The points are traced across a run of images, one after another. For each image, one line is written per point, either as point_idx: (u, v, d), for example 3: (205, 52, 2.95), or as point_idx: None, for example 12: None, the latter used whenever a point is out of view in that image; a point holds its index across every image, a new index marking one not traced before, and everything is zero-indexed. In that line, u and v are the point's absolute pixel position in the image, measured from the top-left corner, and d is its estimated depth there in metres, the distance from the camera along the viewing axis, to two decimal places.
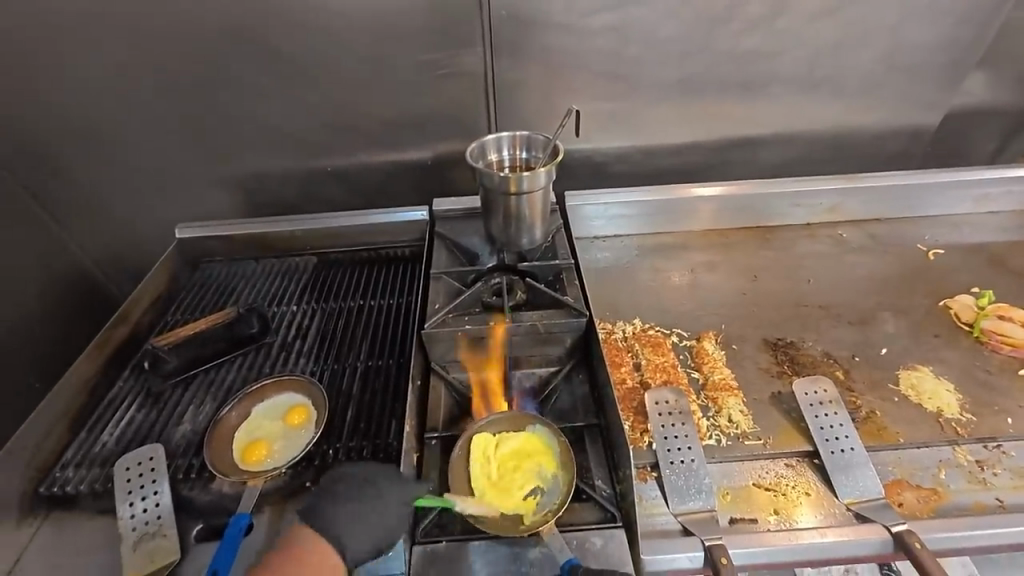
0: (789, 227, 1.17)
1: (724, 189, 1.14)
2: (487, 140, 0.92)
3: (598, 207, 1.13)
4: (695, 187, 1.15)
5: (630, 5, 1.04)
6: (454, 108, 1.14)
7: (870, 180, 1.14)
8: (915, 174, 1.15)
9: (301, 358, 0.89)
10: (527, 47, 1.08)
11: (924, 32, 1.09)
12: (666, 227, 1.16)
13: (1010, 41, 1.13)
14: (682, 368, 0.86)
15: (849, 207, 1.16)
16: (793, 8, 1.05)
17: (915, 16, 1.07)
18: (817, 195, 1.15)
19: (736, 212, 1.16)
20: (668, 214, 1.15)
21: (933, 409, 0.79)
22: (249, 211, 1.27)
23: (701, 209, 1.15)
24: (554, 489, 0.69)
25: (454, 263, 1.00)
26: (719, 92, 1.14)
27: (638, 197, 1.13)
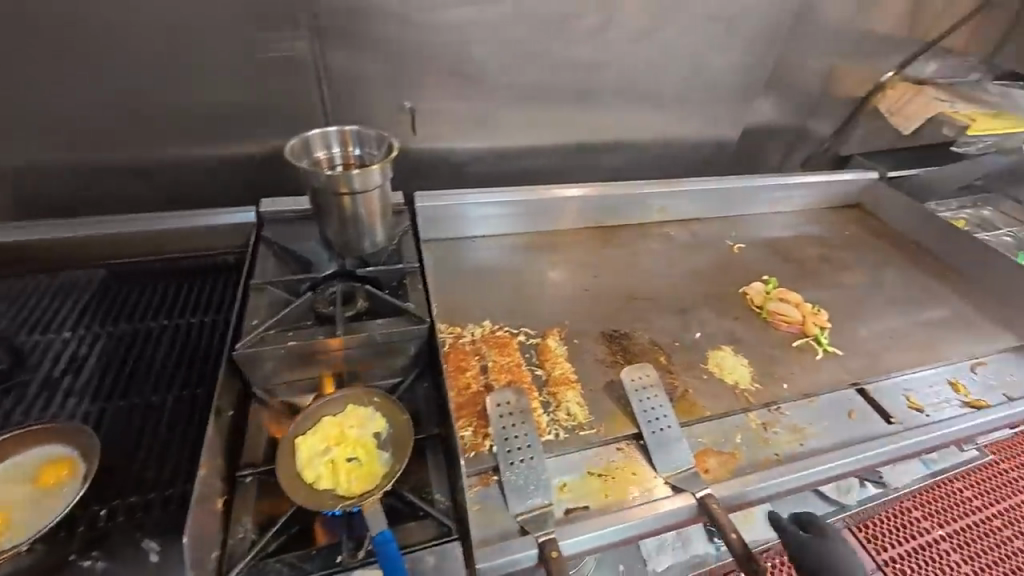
0: (629, 226, 1.28)
1: (592, 190, 1.21)
2: (311, 136, 0.82)
3: (478, 208, 1.13)
4: (566, 187, 1.20)
5: (465, 5, 1.03)
6: (284, 98, 1.03)
7: (688, 184, 1.31)
8: (723, 179, 1.34)
9: (70, 398, 0.71)
10: (359, 38, 1.00)
11: (721, 57, 1.27)
12: (545, 227, 1.20)
13: (782, 71, 1.38)
14: (527, 366, 0.87)
15: (674, 208, 1.31)
16: (616, 25, 1.14)
17: (714, 42, 1.23)
18: (648, 197, 1.27)
19: (607, 211, 1.25)
20: (546, 214, 1.19)
21: (729, 381, 0.91)
22: (8, 214, 0.99)
23: (569, 211, 1.21)
24: (373, 456, 0.69)
25: (285, 271, 0.89)
26: (561, 100, 1.20)
27: (518, 196, 1.15)
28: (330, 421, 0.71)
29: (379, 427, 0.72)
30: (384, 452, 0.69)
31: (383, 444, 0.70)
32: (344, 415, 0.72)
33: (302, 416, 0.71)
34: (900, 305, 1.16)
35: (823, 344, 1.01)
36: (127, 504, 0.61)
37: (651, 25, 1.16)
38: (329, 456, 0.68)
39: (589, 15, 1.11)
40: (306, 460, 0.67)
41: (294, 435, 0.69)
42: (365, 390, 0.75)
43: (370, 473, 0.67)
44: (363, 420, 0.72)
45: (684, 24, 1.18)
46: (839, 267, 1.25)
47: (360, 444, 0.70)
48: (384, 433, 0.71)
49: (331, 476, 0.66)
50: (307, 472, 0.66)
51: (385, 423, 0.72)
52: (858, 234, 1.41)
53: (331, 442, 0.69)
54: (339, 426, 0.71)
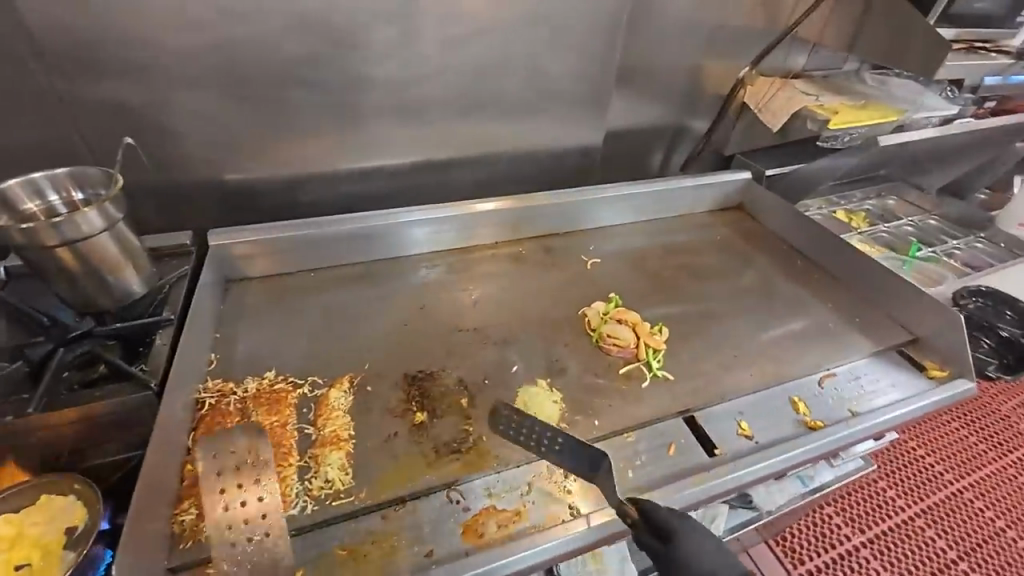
0: (474, 249, 1.19)
1: (504, 204, 1.18)
2: (9, 187, 0.69)
3: (374, 232, 1.09)
4: (479, 202, 1.17)
5: (232, 23, 0.92)
6: (36, 138, 0.91)
7: (539, 200, 1.22)
8: (577, 192, 1.26)
9: None
10: (102, 64, 0.88)
11: (556, 64, 1.20)
12: (457, 243, 1.18)
13: (632, 77, 1.35)
14: (296, 425, 0.77)
15: (528, 225, 1.23)
16: (424, 36, 1.06)
17: (543, 48, 1.16)
18: (493, 214, 1.18)
19: (519, 224, 1.22)
20: (461, 230, 1.17)
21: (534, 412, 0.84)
22: None
23: (480, 227, 1.18)
24: (51, 559, 0.59)
25: (12, 337, 0.77)
26: (380, 119, 1.12)
27: (434, 214, 1.13)
28: (7, 518, 0.61)
29: (68, 521, 0.62)
30: (66, 553, 0.60)
31: (70, 543, 0.60)
32: (27, 509, 0.62)
33: None
34: (750, 318, 1.10)
35: (653, 369, 0.93)
36: None
37: (465, 34, 1.09)
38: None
39: (390, 27, 1.02)
40: None
41: None
42: (63, 475, 0.64)
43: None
44: (50, 513, 0.62)
45: (503, 32, 1.11)
46: (693, 277, 1.20)
47: (39, 545, 0.60)
48: (72, 528, 0.61)
49: None
50: None
51: (77, 515, 0.62)
52: (725, 239, 1.35)
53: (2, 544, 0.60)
54: (16, 524, 0.61)
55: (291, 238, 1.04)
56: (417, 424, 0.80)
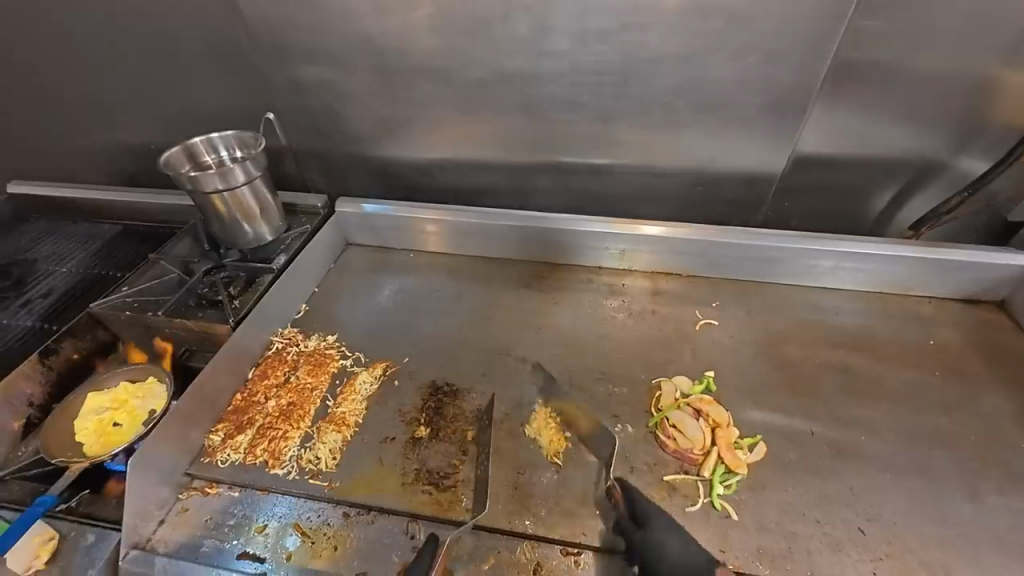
0: (575, 270, 1.07)
1: (672, 232, 0.99)
2: (195, 143, 0.92)
3: (503, 233, 1.05)
4: (643, 224, 1.00)
5: (382, 15, 0.98)
6: (249, 105, 1.17)
7: (708, 233, 0.98)
8: (742, 232, 0.98)
9: (27, 314, 0.98)
10: (291, 50, 1.06)
11: (723, 69, 0.94)
12: (592, 259, 1.05)
13: (849, 91, 0.95)
14: (323, 393, 0.83)
15: (663, 260, 1.02)
16: (559, 29, 0.95)
17: (707, 49, 0.93)
18: (647, 241, 1.00)
19: (677, 258, 1.01)
20: (606, 248, 1.03)
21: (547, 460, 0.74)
22: (99, 177, 1.38)
23: (638, 251, 1.02)
24: (128, 429, 0.77)
25: (189, 253, 1.02)
26: (506, 115, 1.07)
27: (587, 224, 1.02)
28: (125, 385, 0.82)
29: (150, 407, 0.79)
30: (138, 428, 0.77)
31: (145, 421, 0.78)
32: (137, 385, 0.82)
33: (111, 374, 0.83)
34: (924, 486, 0.71)
35: (712, 494, 0.69)
36: None
37: (608, 28, 0.93)
38: (107, 413, 0.79)
39: (523, 19, 0.95)
40: (87, 412, 0.79)
41: (94, 388, 0.82)
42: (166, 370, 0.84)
43: (113, 443, 0.75)
44: (150, 394, 0.81)
45: (656, 26, 0.92)
46: (852, 389, 0.83)
47: (127, 415, 0.78)
48: (151, 412, 0.79)
49: (88, 433, 0.76)
50: (78, 423, 0.78)
51: (156, 403, 0.80)
52: (943, 346, 0.89)
53: (112, 403, 0.80)
54: (126, 394, 0.81)
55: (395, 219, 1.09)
56: (415, 438, 0.77)
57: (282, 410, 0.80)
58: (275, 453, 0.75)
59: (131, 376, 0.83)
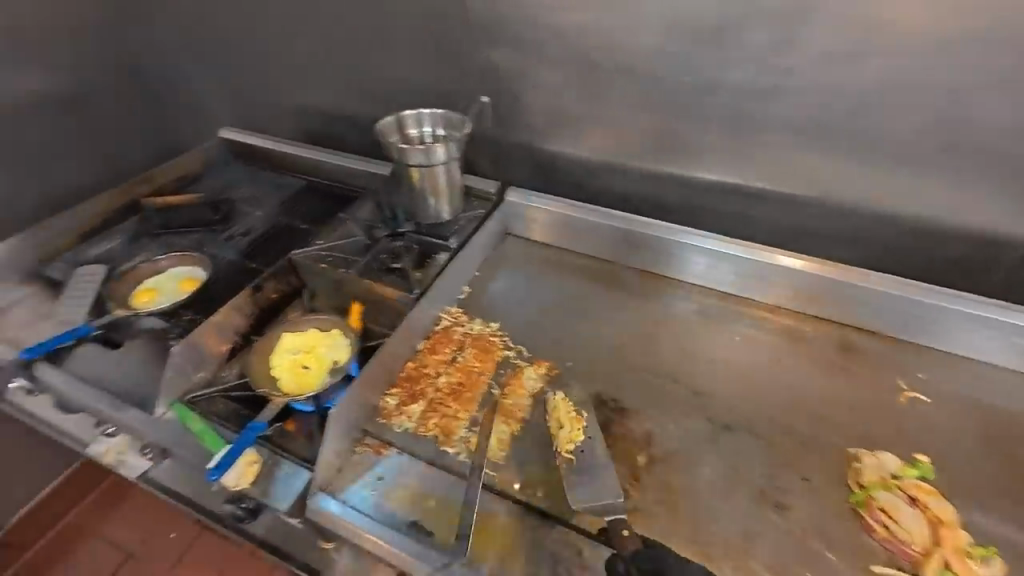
0: (698, 292, 1.01)
1: (812, 267, 0.92)
2: (407, 115, 0.96)
3: (629, 240, 1.04)
4: (777, 254, 0.94)
5: (607, 10, 0.96)
6: (441, 85, 1.20)
7: (856, 276, 0.90)
8: (901, 282, 0.88)
9: (229, 249, 1.09)
10: (503, 36, 1.07)
11: (1001, 111, 0.81)
12: (728, 288, 0.99)
13: None
14: (489, 381, 0.83)
15: (806, 300, 0.94)
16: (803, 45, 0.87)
17: (986, 87, 0.80)
18: (787, 274, 0.94)
19: (821, 299, 0.93)
20: (740, 276, 0.97)
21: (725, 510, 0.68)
22: (286, 132, 1.50)
23: (778, 284, 0.95)
24: (316, 374, 0.82)
25: (372, 218, 1.07)
26: (705, 128, 1.00)
27: (714, 243, 0.98)
28: (313, 332, 0.87)
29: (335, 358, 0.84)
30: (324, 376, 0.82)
31: (330, 370, 0.83)
32: (323, 334, 0.88)
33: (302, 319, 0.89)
34: None
35: None
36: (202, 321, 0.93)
37: (864, 49, 0.83)
38: (299, 353, 0.85)
39: (764, 30, 0.88)
40: (281, 350, 0.85)
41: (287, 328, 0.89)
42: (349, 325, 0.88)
43: (304, 385, 0.81)
44: (334, 344, 0.86)
45: (929, 53, 0.80)
46: None
47: (314, 361, 0.84)
48: (335, 363, 0.83)
49: (282, 370, 0.83)
50: (274, 359, 0.84)
51: (340, 356, 0.84)
52: None
53: (302, 347, 0.86)
54: (314, 340, 0.87)
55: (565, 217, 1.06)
56: None
57: (452, 388, 0.82)
58: (446, 430, 0.77)
59: (318, 325, 0.89)
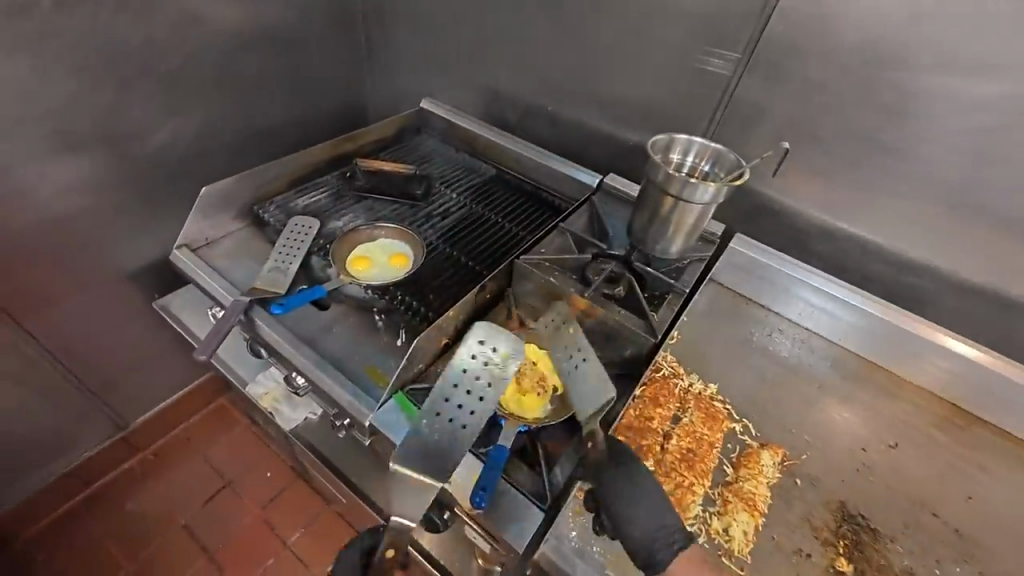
0: (847, 354, 0.97)
1: (985, 360, 0.88)
2: (678, 138, 0.88)
3: (785, 284, 1.02)
4: (947, 338, 0.90)
5: (941, 73, 0.82)
6: (679, 107, 1.10)
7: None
8: None
9: (432, 229, 1.06)
10: (784, 72, 0.95)
11: None
12: (889, 365, 0.95)
13: None
14: (719, 454, 0.75)
15: (980, 401, 0.88)
16: None
17: None
18: (957, 362, 0.89)
19: (999, 404, 0.87)
20: (905, 355, 0.93)
21: None
22: (476, 113, 1.46)
23: (950, 373, 0.90)
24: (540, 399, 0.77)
25: (587, 234, 1.01)
26: (1004, 229, 0.87)
27: (877, 308, 0.95)
28: (532, 349, 0.81)
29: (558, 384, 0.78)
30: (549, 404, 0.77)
31: (553, 398, 0.77)
32: (542, 353, 0.81)
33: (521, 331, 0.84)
34: None
35: None
36: (413, 304, 0.89)
37: None
38: (519, 369, 0.80)
39: None
40: None
41: None
42: None
43: (529, 409, 0.76)
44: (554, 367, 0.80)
45: None
46: None
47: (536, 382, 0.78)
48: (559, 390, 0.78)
49: (503, 386, 0.78)
50: None
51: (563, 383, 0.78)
52: None
53: (521, 363, 0.80)
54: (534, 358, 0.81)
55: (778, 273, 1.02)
56: (838, 570, 0.65)
57: (682, 453, 0.74)
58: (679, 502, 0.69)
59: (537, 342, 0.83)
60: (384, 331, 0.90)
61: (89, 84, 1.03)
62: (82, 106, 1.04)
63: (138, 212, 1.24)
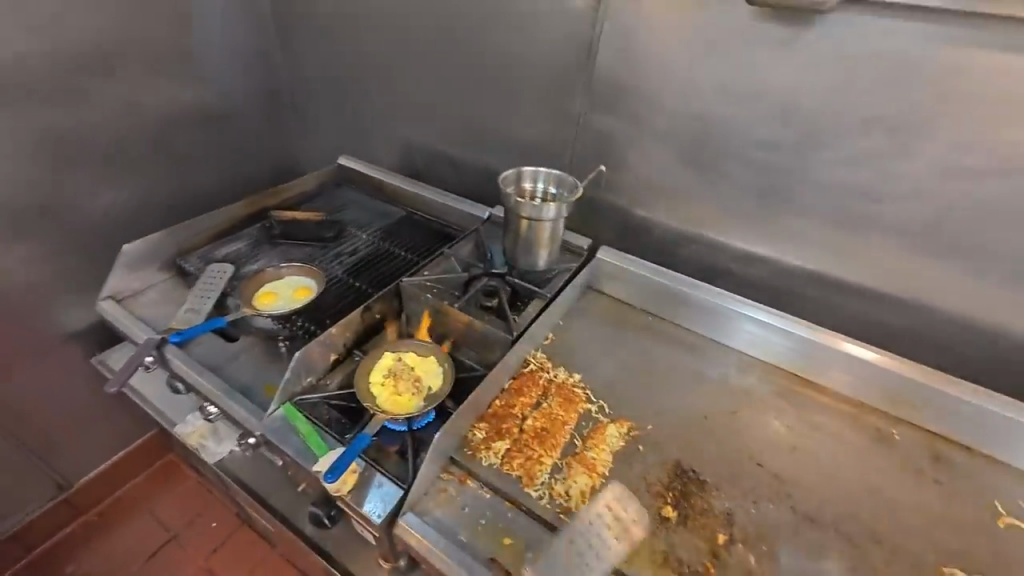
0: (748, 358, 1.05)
1: (881, 359, 0.94)
2: (524, 171, 1.05)
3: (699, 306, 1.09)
4: (845, 342, 0.96)
5: (724, 101, 1.01)
6: (548, 145, 1.30)
7: (927, 376, 0.91)
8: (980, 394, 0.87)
9: (338, 265, 1.20)
10: (616, 110, 1.15)
11: None
12: (798, 368, 1.01)
13: None
14: (571, 430, 0.86)
15: (884, 397, 0.94)
16: (922, 158, 0.88)
17: None
18: (859, 366, 0.95)
19: (897, 396, 0.93)
20: (811, 360, 0.99)
21: None
22: (392, 165, 1.65)
23: (855, 376, 0.96)
24: (412, 396, 0.87)
25: (470, 257, 1.16)
26: (805, 220, 1.04)
27: (782, 323, 1.01)
28: (411, 357, 0.94)
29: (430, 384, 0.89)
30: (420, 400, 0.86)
31: (426, 396, 0.87)
32: (420, 360, 0.93)
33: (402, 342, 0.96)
34: None
35: None
36: (311, 329, 1.01)
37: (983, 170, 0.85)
38: (397, 374, 0.90)
39: (885, 136, 0.90)
40: (381, 368, 0.91)
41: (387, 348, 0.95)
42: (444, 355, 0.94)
43: (401, 405, 0.85)
44: (428, 371, 0.92)
45: None
46: None
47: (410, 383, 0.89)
48: (430, 388, 0.88)
49: (380, 388, 0.88)
50: (373, 376, 0.90)
51: (434, 382, 0.90)
52: None
53: (399, 368, 0.91)
54: (412, 363, 0.92)
55: (654, 282, 1.11)
56: (663, 516, 0.75)
57: (537, 432, 0.85)
58: (529, 472, 0.79)
59: (416, 351, 0.95)
60: (287, 356, 1.01)
61: (26, 166, 1.18)
62: (21, 185, 1.18)
63: (77, 276, 1.35)
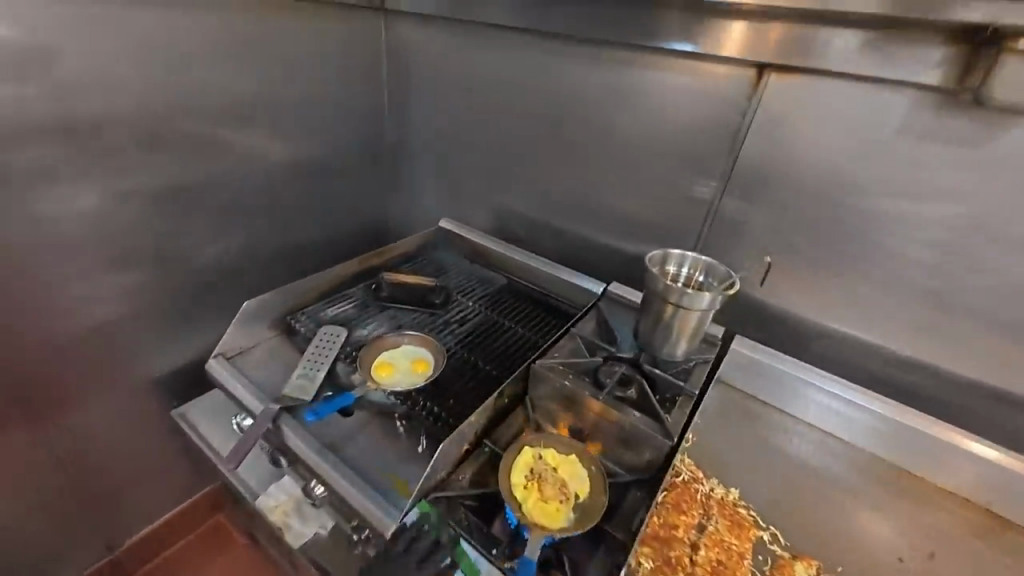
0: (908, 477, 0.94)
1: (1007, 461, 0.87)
2: (672, 254, 0.99)
3: (823, 398, 1.01)
4: (967, 440, 0.90)
5: (893, 197, 0.95)
6: (670, 224, 1.25)
7: None
8: None
9: (451, 335, 1.13)
10: (757, 195, 1.10)
11: None
12: (907, 464, 0.94)
13: None
14: (750, 565, 0.76)
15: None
16: None
17: None
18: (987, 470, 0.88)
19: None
20: (925, 455, 0.93)
21: None
22: (488, 229, 1.63)
23: (981, 478, 0.89)
24: (561, 507, 0.76)
25: (595, 337, 1.08)
26: (984, 329, 0.94)
27: (900, 418, 0.95)
28: (551, 455, 0.83)
29: (577, 491, 0.78)
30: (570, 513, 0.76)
31: (576, 507, 0.77)
32: (561, 459, 0.83)
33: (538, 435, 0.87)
34: None
35: None
36: (433, 409, 0.93)
37: None
38: (541, 476, 0.79)
39: None
40: (520, 467, 0.81)
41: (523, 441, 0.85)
42: (587, 456, 0.84)
43: (551, 518, 0.74)
44: (573, 474, 0.81)
45: None
46: None
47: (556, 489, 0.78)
48: (578, 497, 0.78)
49: (524, 492, 0.77)
50: (512, 476, 0.80)
51: (582, 489, 0.79)
52: None
53: (541, 468, 0.81)
54: (553, 463, 0.82)
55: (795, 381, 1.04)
56: None
57: (712, 565, 0.76)
58: None
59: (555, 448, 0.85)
60: (404, 437, 0.92)
61: (153, 215, 1.18)
62: (144, 233, 1.18)
63: (175, 323, 1.33)
